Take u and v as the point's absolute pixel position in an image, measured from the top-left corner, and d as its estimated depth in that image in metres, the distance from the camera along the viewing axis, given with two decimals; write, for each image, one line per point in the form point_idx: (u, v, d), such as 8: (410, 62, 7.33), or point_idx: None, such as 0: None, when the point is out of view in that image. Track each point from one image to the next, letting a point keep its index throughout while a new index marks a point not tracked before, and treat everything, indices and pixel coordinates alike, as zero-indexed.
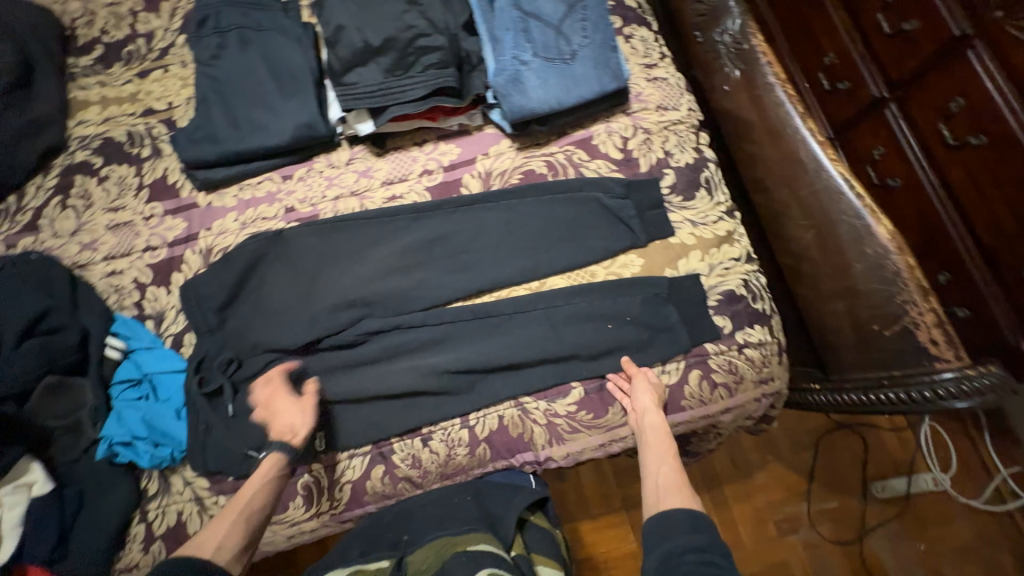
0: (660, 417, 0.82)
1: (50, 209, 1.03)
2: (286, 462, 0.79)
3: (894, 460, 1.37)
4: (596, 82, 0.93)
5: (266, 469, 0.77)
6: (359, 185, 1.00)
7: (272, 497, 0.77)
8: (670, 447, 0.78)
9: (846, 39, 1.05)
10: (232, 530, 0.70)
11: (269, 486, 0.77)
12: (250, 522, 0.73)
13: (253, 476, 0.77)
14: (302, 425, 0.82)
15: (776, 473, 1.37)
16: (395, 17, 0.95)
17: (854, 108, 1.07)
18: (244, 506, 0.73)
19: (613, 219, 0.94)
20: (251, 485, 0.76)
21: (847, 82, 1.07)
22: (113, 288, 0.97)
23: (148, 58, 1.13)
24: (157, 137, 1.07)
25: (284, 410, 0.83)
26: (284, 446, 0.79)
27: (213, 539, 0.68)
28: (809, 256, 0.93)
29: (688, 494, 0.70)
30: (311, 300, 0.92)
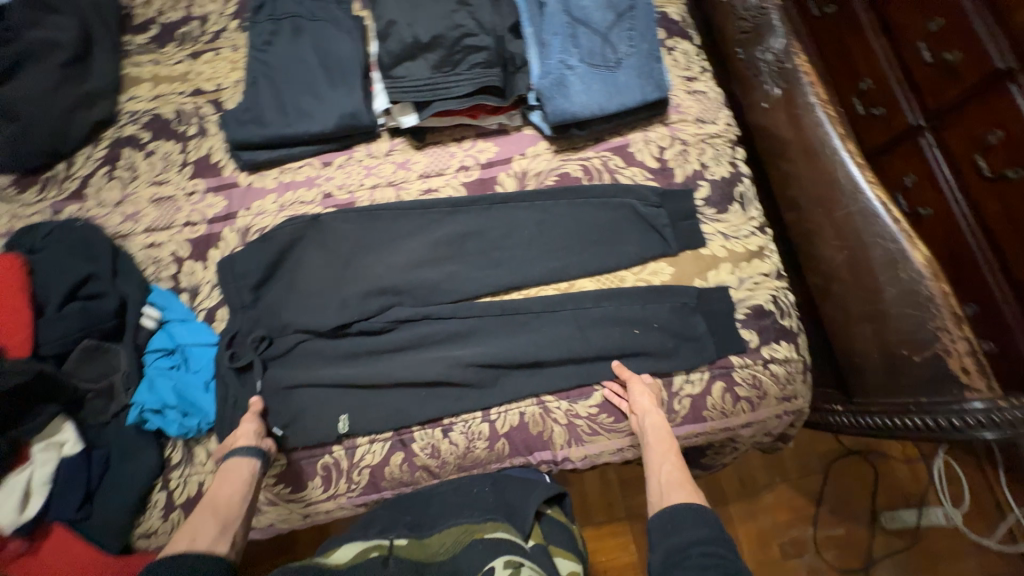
0: (660, 416, 0.83)
1: (97, 179, 1.06)
2: (245, 460, 0.79)
3: (904, 491, 1.36)
4: (639, 91, 0.94)
5: (227, 470, 0.78)
6: (397, 176, 1.02)
7: (246, 488, 0.78)
8: (670, 445, 0.80)
9: (884, 67, 1.05)
10: (204, 524, 0.71)
11: (236, 480, 0.77)
12: (222, 514, 0.74)
13: (218, 479, 0.78)
14: (248, 430, 0.83)
15: (783, 495, 1.36)
16: (445, 16, 0.98)
17: (888, 135, 1.07)
18: (212, 501, 0.75)
19: (646, 227, 0.95)
20: (219, 485, 0.77)
21: (885, 108, 1.07)
22: (151, 260, 0.99)
23: (200, 40, 1.17)
24: (204, 116, 1.10)
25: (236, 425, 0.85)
26: (235, 449, 0.80)
27: (186, 534, 0.70)
28: (839, 277, 0.93)
29: (692, 489, 0.74)
30: (344, 285, 0.93)
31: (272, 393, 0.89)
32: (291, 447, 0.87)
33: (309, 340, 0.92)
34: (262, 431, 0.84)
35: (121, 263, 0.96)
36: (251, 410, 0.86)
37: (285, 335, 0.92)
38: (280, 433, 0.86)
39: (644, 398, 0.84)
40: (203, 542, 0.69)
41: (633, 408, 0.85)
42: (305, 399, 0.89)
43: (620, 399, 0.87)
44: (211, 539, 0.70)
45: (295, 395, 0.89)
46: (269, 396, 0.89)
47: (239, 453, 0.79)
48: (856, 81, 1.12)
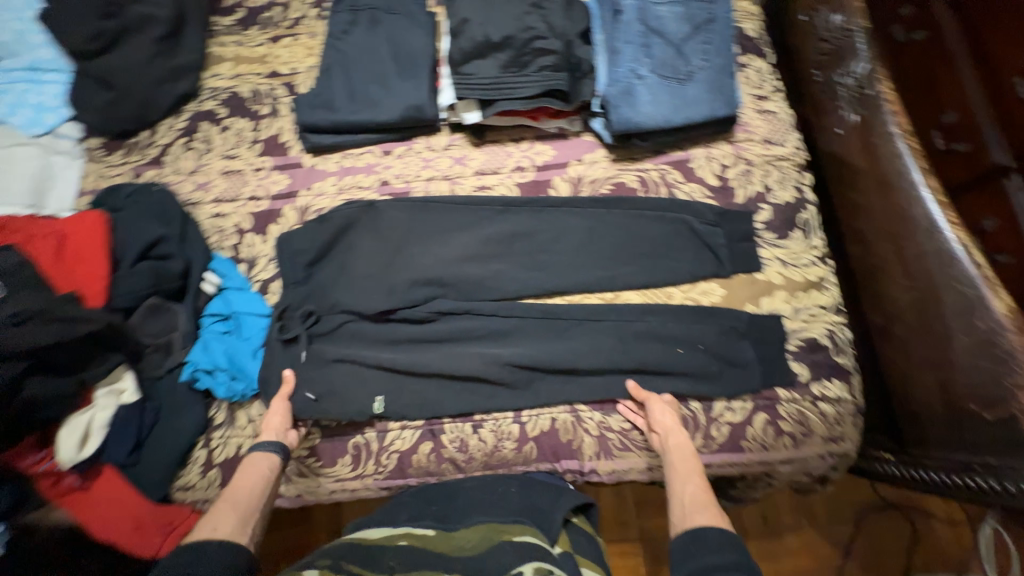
0: (683, 436, 0.81)
1: (175, 148, 1.13)
2: (267, 451, 0.81)
3: (944, 554, 1.26)
4: (708, 106, 0.92)
5: (252, 461, 0.80)
6: (453, 171, 1.04)
7: (267, 477, 0.78)
8: (695, 467, 0.77)
9: (975, 101, 0.97)
10: (223, 515, 0.71)
11: (257, 471, 0.78)
12: (242, 506, 0.73)
13: (241, 471, 0.79)
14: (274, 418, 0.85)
15: (808, 541, 1.29)
16: (517, 17, 0.99)
17: (968, 174, 0.98)
18: (232, 493, 0.75)
19: (700, 245, 0.92)
20: (241, 477, 0.78)
21: (970, 144, 0.97)
22: (216, 229, 1.05)
23: (281, 26, 1.22)
24: (277, 98, 1.15)
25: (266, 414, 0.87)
26: (259, 441, 0.82)
27: (205, 525, 0.69)
28: (902, 318, 0.88)
29: (718, 513, 0.70)
30: (392, 272, 0.96)
31: (313, 366, 0.91)
32: (326, 416, 0.88)
33: (353, 321, 0.94)
34: (288, 422, 0.86)
35: (190, 229, 1.01)
36: (280, 392, 0.88)
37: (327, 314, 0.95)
38: (314, 398, 0.89)
39: (666, 415, 0.82)
40: (221, 533, 0.68)
41: (654, 426, 0.83)
42: (339, 377, 0.90)
43: (641, 420, 0.85)
44: (229, 530, 0.69)
45: (328, 371, 0.90)
46: (307, 371, 0.91)
47: (264, 445, 0.81)
48: (937, 112, 1.02)
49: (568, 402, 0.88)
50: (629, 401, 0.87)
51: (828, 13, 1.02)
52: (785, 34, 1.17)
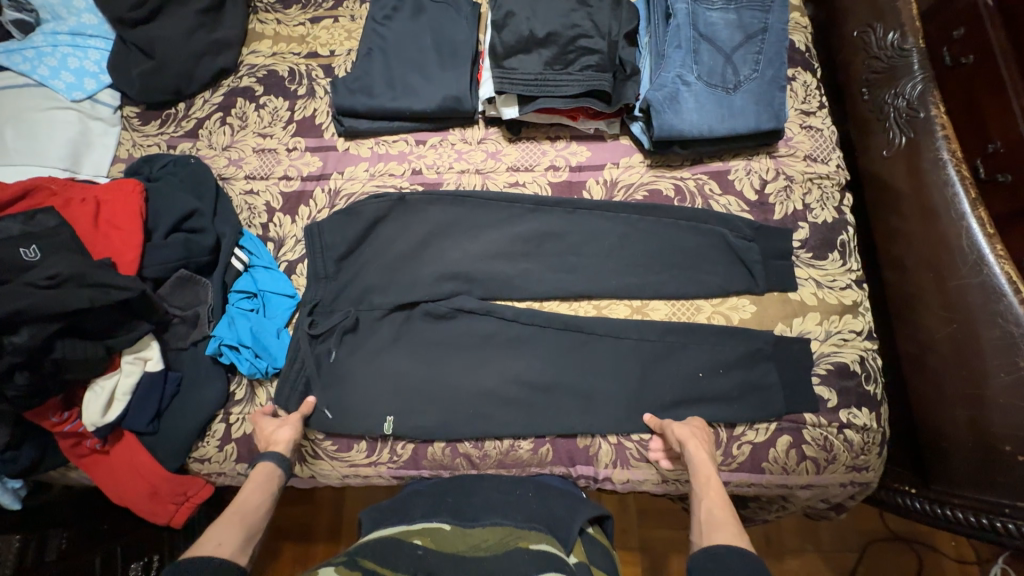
0: (700, 444, 0.77)
1: (211, 122, 1.13)
2: (274, 469, 0.79)
3: None
4: (753, 118, 0.89)
5: (259, 477, 0.77)
6: (486, 165, 1.03)
7: (270, 494, 0.76)
8: (713, 483, 0.73)
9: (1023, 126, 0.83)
10: (229, 531, 0.69)
11: (265, 489, 0.76)
12: (248, 525, 0.71)
13: (244, 486, 0.76)
14: (288, 434, 0.83)
15: (810, 565, 1.27)
16: (564, 14, 0.97)
17: (1001, 207, 0.86)
18: (239, 509, 0.72)
19: (734, 259, 0.91)
20: (244, 492, 0.75)
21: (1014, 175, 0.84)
22: (247, 206, 1.05)
23: (322, 6, 1.21)
24: (314, 78, 1.14)
25: (272, 426, 0.84)
26: (269, 454, 0.80)
27: (211, 540, 0.67)
28: (936, 351, 0.86)
29: (737, 530, 0.67)
30: (419, 264, 0.95)
31: (342, 357, 0.92)
32: (333, 431, 0.88)
33: (372, 323, 0.94)
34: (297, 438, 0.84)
35: (221, 204, 1.01)
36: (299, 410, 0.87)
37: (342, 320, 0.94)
38: (331, 415, 0.89)
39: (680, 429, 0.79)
40: (226, 551, 0.67)
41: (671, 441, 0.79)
42: (355, 387, 0.90)
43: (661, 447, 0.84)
44: (234, 551, 0.68)
45: (353, 370, 0.91)
46: (337, 364, 0.92)
47: (276, 459, 0.79)
48: (980, 141, 0.89)
49: (589, 411, 0.87)
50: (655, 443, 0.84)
51: (883, 31, 1.00)
52: (834, 47, 1.11)
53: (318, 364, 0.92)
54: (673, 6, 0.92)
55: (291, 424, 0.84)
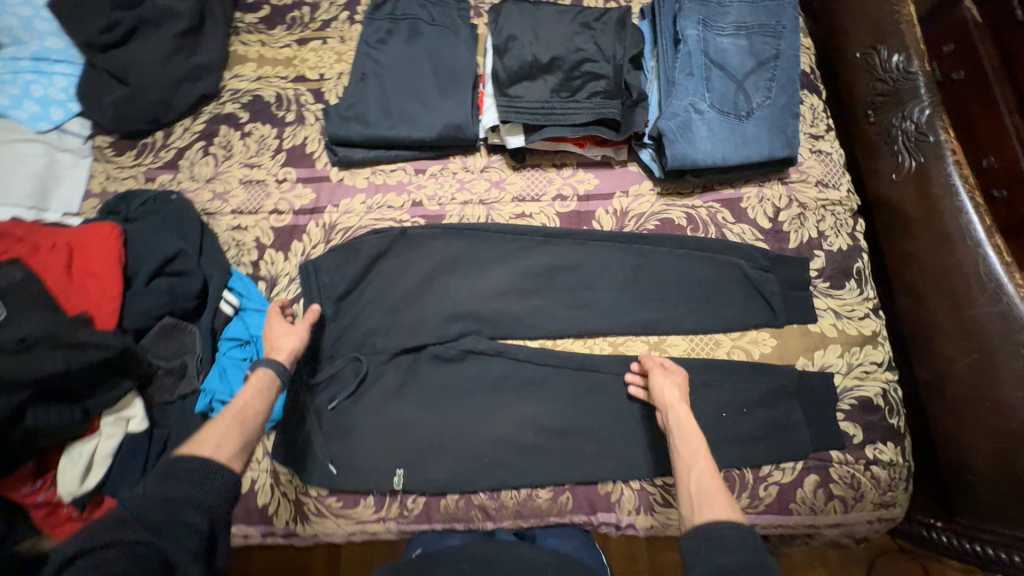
0: (685, 411, 0.76)
1: (192, 152, 1.06)
2: (271, 376, 0.78)
3: None
4: (768, 145, 0.87)
5: (258, 381, 0.77)
6: (490, 195, 0.98)
7: (268, 400, 0.77)
8: (701, 451, 0.73)
9: (1015, 142, 0.84)
10: (229, 435, 0.69)
11: (263, 399, 0.76)
12: (247, 428, 0.72)
13: (242, 391, 0.76)
14: (291, 345, 0.82)
15: None
16: (568, 38, 0.93)
17: (999, 222, 0.87)
18: (237, 413, 0.72)
19: (752, 291, 0.88)
20: (241, 397, 0.75)
21: (1009, 191, 0.85)
22: (235, 242, 0.98)
23: (309, 27, 1.14)
24: (303, 104, 1.08)
25: (280, 332, 0.83)
26: (267, 360, 0.79)
27: (210, 441, 0.68)
28: (955, 379, 0.85)
29: (727, 500, 0.67)
30: (425, 304, 0.90)
31: (344, 408, 0.87)
32: (339, 487, 0.83)
33: (376, 369, 0.88)
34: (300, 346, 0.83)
35: (207, 243, 0.94)
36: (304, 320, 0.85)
37: (343, 368, 0.88)
38: (336, 470, 0.83)
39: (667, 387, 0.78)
40: (224, 454, 0.67)
41: (655, 400, 0.79)
42: (361, 439, 0.85)
43: (642, 393, 0.83)
44: (232, 454, 0.68)
45: (358, 419, 0.86)
46: (338, 414, 0.87)
47: (275, 365, 0.78)
48: (975, 157, 0.90)
49: (610, 455, 0.83)
50: (633, 368, 0.85)
51: (888, 52, 0.98)
52: (836, 67, 1.11)
53: (319, 416, 0.86)
54: (683, 32, 0.90)
55: (299, 335, 0.83)
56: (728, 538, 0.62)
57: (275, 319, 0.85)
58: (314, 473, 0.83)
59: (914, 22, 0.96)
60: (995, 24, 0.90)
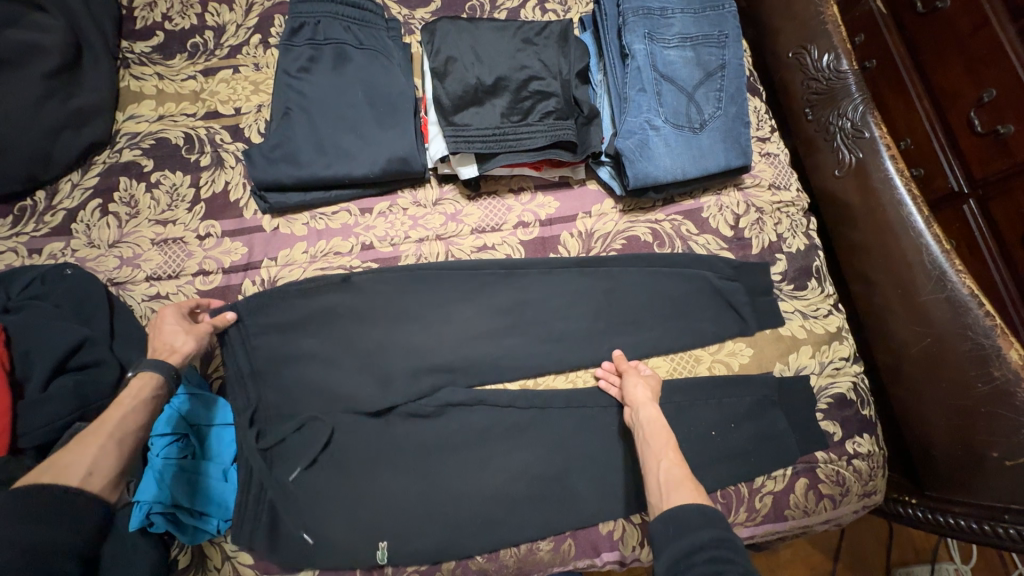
0: (657, 411, 0.77)
1: (87, 212, 0.89)
2: (156, 382, 0.69)
3: (916, 546, 1.19)
4: (723, 156, 0.88)
5: (140, 388, 0.68)
6: (447, 229, 0.91)
7: (151, 408, 0.68)
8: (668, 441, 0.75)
9: (928, 126, 0.92)
10: (105, 456, 0.61)
11: (147, 407, 0.68)
12: (121, 446, 0.63)
13: (119, 398, 0.67)
14: (186, 347, 0.74)
15: (802, 551, 1.17)
16: (510, 55, 0.88)
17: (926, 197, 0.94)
18: (116, 426, 0.64)
19: (721, 303, 0.88)
20: (117, 404, 0.67)
21: (924, 168, 0.94)
22: (155, 314, 0.84)
23: (215, 54, 1.00)
24: (219, 144, 0.94)
25: (169, 328, 0.74)
26: (158, 364, 0.70)
27: (80, 466, 0.59)
28: (908, 362, 0.86)
29: (695, 489, 0.68)
30: (390, 361, 0.82)
31: (310, 484, 0.77)
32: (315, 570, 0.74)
33: (344, 440, 0.80)
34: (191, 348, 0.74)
35: (118, 322, 0.80)
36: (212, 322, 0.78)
37: (300, 430, 0.79)
38: (311, 539, 0.75)
39: (642, 386, 0.79)
40: (99, 488, 0.59)
41: (627, 400, 0.79)
42: (334, 522, 0.75)
43: (615, 391, 0.82)
44: (107, 484, 0.60)
45: (327, 494, 0.77)
46: (303, 483, 0.77)
47: (167, 373, 0.70)
48: (895, 137, 0.98)
49: (608, 493, 0.80)
50: (607, 368, 0.84)
51: (818, 52, 0.97)
52: (770, 68, 1.07)
53: (282, 485, 0.77)
54: (630, 46, 0.87)
55: (195, 336, 0.75)
56: (693, 519, 0.64)
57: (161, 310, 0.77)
58: (288, 548, 0.74)
59: (838, 22, 0.95)
60: (899, 16, 0.97)
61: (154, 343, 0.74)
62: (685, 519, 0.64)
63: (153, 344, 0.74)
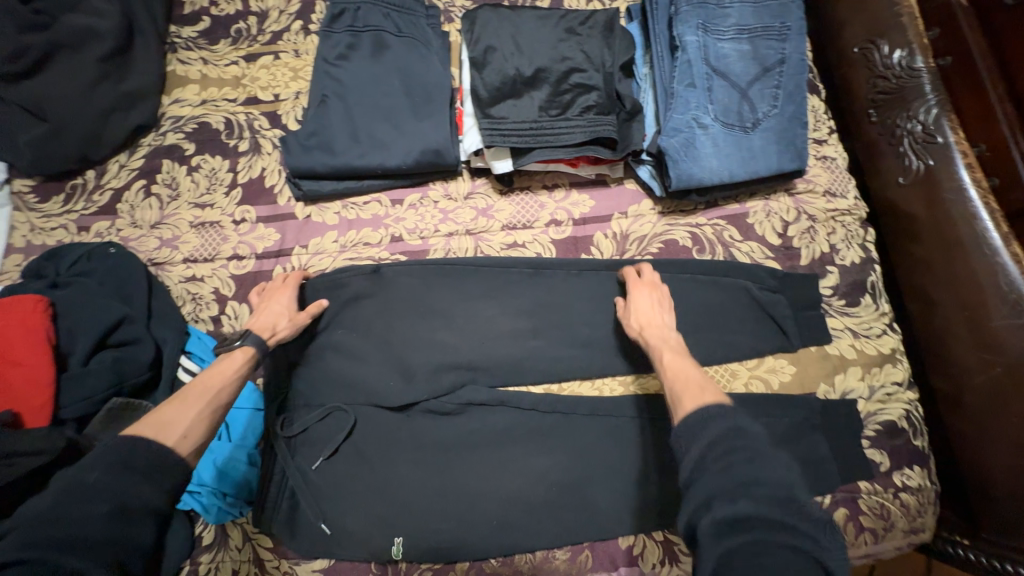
0: (648, 326, 0.74)
1: (132, 192, 0.92)
2: (248, 358, 0.71)
3: None
4: (776, 159, 0.82)
5: (238, 360, 0.70)
6: (477, 224, 0.89)
7: (242, 383, 0.69)
8: (676, 343, 0.72)
9: (1009, 127, 0.76)
10: (199, 422, 0.62)
11: (238, 379, 0.69)
12: (215, 416, 0.64)
13: (217, 363, 0.69)
14: (284, 333, 0.76)
15: None
16: (552, 45, 0.84)
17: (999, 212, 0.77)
18: (215, 393, 0.65)
19: (763, 315, 0.83)
20: (218, 372, 0.68)
21: (1000, 179, 0.77)
22: (190, 296, 0.86)
23: (257, 40, 1.00)
24: (258, 130, 0.95)
25: (276, 309, 0.77)
26: (261, 342, 0.72)
27: (178, 425, 0.60)
28: (970, 392, 0.78)
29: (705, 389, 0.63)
30: (412, 355, 0.81)
31: (330, 476, 0.78)
32: (330, 557, 0.75)
33: (363, 432, 0.80)
34: (289, 332, 0.76)
35: (156, 302, 0.83)
36: (308, 309, 0.79)
37: (324, 421, 0.80)
38: (329, 530, 0.75)
39: (631, 313, 0.76)
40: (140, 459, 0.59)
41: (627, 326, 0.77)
42: (350, 510, 0.76)
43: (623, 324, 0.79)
44: (196, 449, 0.61)
45: (345, 485, 0.77)
46: (325, 476, 0.78)
47: (262, 351, 0.72)
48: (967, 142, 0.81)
49: (630, 508, 0.77)
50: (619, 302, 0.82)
51: (889, 47, 0.87)
52: (830, 64, 0.99)
53: (305, 476, 0.77)
54: (681, 38, 0.82)
55: (293, 323, 0.77)
56: (710, 410, 0.58)
57: (274, 284, 0.81)
58: (306, 537, 0.75)
59: (915, 14, 0.86)
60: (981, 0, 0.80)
61: (256, 319, 0.76)
62: (701, 419, 0.57)
63: (255, 320, 0.76)
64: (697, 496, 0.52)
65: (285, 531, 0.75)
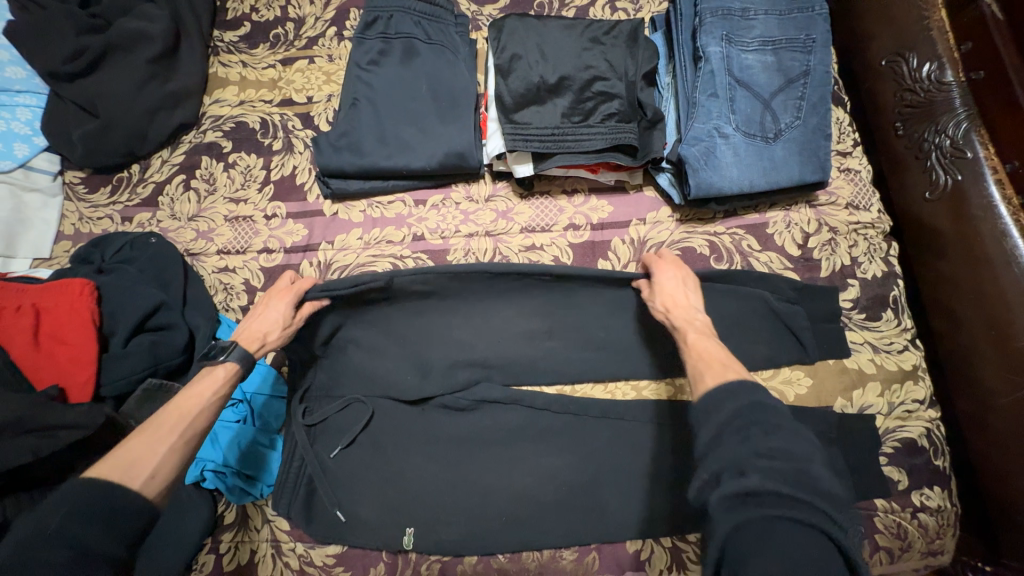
0: (672, 305, 0.73)
1: (172, 186, 0.97)
2: (226, 376, 0.70)
3: None
4: (797, 170, 0.82)
5: (219, 376, 0.69)
6: (497, 226, 0.91)
7: (220, 404, 0.68)
8: (703, 326, 0.71)
9: None
10: (170, 457, 0.60)
11: (215, 399, 0.68)
12: (188, 448, 0.63)
13: (195, 384, 0.67)
14: (275, 340, 0.74)
15: None
16: (576, 54, 0.86)
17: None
18: (189, 423, 0.64)
19: (780, 327, 0.82)
20: (196, 393, 0.67)
21: None
22: (223, 286, 0.91)
23: (294, 45, 1.05)
24: (291, 130, 1.00)
25: (269, 314, 0.75)
26: (244, 356, 0.71)
27: (146, 465, 0.58)
28: (995, 412, 0.75)
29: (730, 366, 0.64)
30: (428, 351, 0.83)
31: (346, 464, 0.80)
32: (344, 543, 0.77)
33: (379, 423, 0.82)
34: (281, 338, 0.74)
35: (191, 291, 0.87)
36: (302, 312, 0.76)
37: (344, 411, 0.83)
38: (344, 517, 0.77)
39: (656, 295, 0.75)
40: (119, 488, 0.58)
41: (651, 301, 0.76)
42: (364, 499, 0.78)
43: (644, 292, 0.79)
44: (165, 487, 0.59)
45: (360, 474, 0.79)
46: (342, 464, 0.80)
47: (248, 366, 0.71)
48: (999, 159, 0.78)
49: (638, 513, 0.77)
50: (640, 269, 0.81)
51: (917, 60, 0.86)
52: (856, 76, 0.98)
53: (322, 463, 0.80)
54: (705, 49, 0.83)
55: (285, 329, 0.75)
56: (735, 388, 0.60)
57: (281, 287, 0.79)
58: (321, 523, 0.77)
59: (947, 27, 0.84)
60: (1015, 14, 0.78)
61: (246, 328, 0.74)
62: (722, 397, 0.59)
63: (246, 329, 0.74)
64: (710, 468, 0.54)
65: (302, 515, 0.77)
